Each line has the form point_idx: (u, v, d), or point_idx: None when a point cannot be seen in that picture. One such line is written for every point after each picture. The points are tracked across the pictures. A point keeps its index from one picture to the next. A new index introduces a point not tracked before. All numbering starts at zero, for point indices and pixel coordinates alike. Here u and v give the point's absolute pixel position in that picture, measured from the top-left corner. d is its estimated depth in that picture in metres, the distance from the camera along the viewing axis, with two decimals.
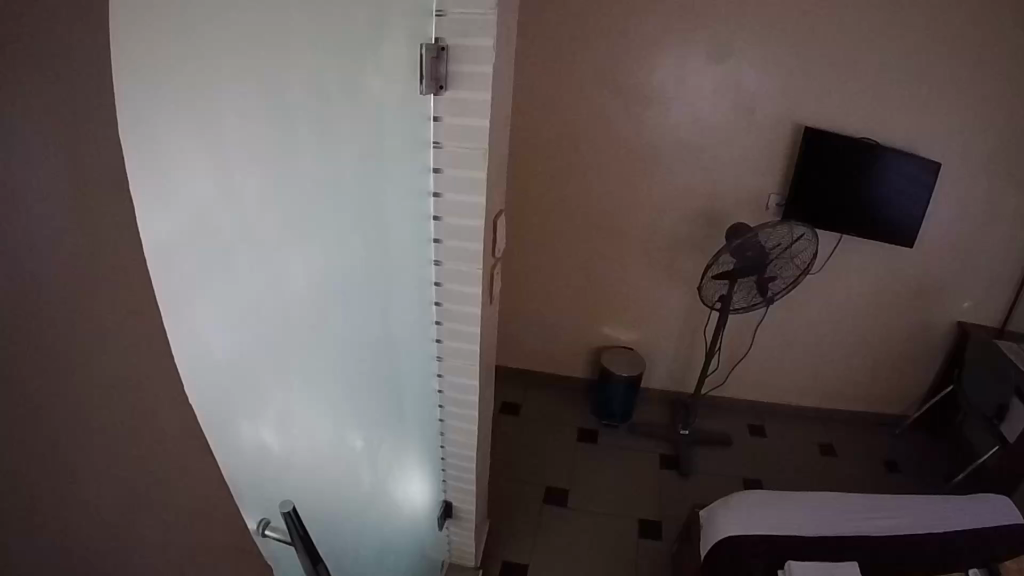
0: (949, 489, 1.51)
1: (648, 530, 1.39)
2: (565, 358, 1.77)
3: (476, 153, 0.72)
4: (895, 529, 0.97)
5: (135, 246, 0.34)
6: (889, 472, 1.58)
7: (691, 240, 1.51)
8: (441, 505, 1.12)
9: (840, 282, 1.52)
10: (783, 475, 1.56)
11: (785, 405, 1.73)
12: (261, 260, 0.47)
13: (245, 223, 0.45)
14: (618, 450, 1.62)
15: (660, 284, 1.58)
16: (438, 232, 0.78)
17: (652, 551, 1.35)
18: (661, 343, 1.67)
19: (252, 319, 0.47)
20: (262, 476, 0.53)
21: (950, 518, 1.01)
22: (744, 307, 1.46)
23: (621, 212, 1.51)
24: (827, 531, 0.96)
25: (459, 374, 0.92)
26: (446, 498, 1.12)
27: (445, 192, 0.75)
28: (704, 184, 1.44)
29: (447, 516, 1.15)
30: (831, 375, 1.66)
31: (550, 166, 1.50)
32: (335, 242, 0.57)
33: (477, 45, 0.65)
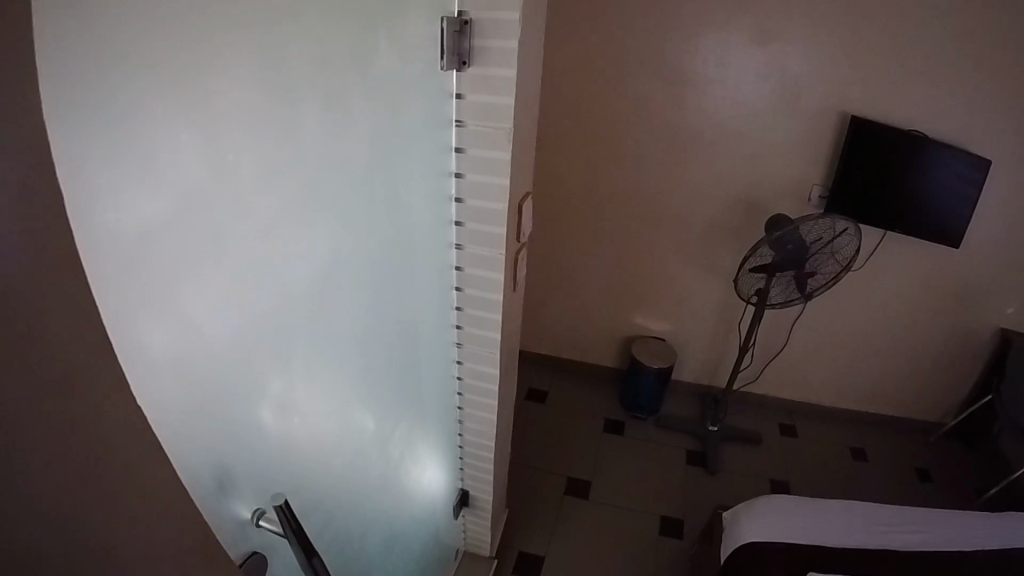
0: (983, 504, 1.45)
1: (669, 527, 1.36)
2: (594, 346, 1.74)
3: (499, 132, 0.68)
4: (924, 545, 0.93)
5: (108, 232, 0.31)
6: (921, 481, 1.52)
7: (727, 231, 1.46)
8: (457, 493, 1.10)
9: (881, 281, 1.46)
10: (812, 478, 1.51)
11: (817, 404, 1.68)
12: (262, 243, 0.45)
13: (245, 203, 0.42)
14: (643, 443, 1.59)
15: (693, 275, 1.54)
16: (460, 214, 0.75)
17: (672, 548, 1.32)
18: (693, 335, 1.63)
19: (252, 304, 0.45)
20: (262, 464, 0.51)
21: (990, 536, 0.96)
22: (781, 302, 1.41)
23: (656, 199, 1.47)
24: (852, 543, 0.92)
25: (480, 362, 0.89)
26: (463, 486, 1.10)
27: (467, 172, 0.72)
28: (743, 173, 1.39)
29: (463, 504, 1.13)
30: (867, 376, 1.61)
31: (584, 148, 1.46)
32: (343, 225, 0.55)
33: (502, 20, 0.62)
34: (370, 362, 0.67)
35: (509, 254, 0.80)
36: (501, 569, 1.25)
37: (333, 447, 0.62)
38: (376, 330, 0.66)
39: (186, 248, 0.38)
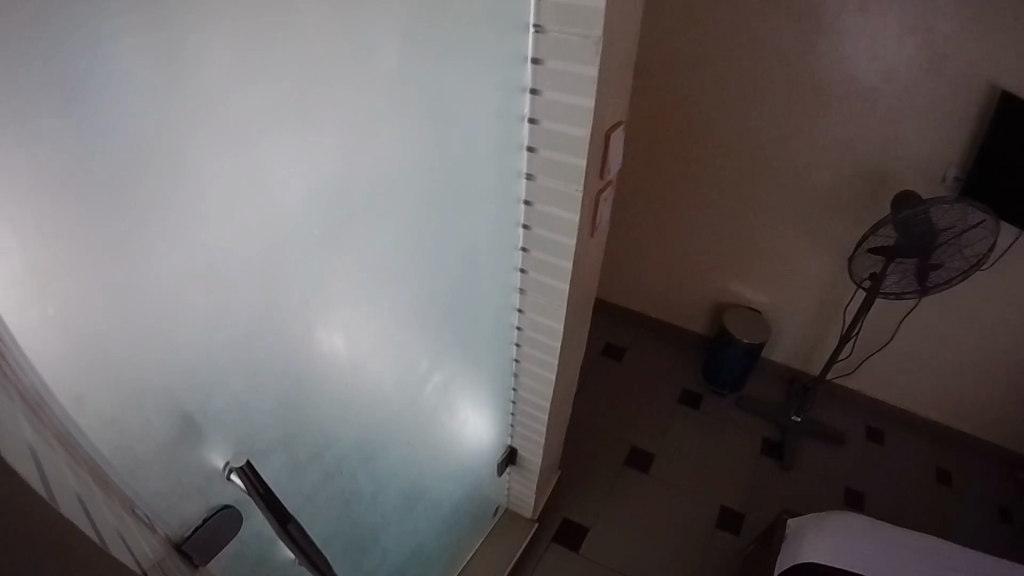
0: None
1: (726, 520, 1.29)
2: (683, 310, 1.61)
3: (587, 42, 0.51)
4: None
5: None
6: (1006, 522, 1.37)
7: (848, 204, 1.29)
8: (504, 451, 1.01)
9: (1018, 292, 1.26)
10: (888, 493, 1.40)
11: (919, 412, 1.50)
12: (240, 155, 0.37)
13: (212, 107, 0.34)
14: (717, 422, 1.47)
15: (802, 248, 1.38)
16: (531, 166, 0.62)
17: (726, 541, 1.26)
18: (792, 313, 1.48)
19: (224, 226, 0.38)
20: (238, 410, 0.44)
21: None
22: (896, 294, 1.25)
23: (772, 157, 1.31)
24: None
25: (545, 316, 0.77)
26: (512, 444, 1.02)
27: (541, 120, 0.58)
28: (876, 141, 1.21)
29: (510, 463, 1.05)
30: (981, 394, 1.41)
31: (700, 91, 1.31)
32: (365, 155, 0.45)
33: None
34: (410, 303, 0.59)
35: (591, 198, 0.65)
36: (541, 535, 1.25)
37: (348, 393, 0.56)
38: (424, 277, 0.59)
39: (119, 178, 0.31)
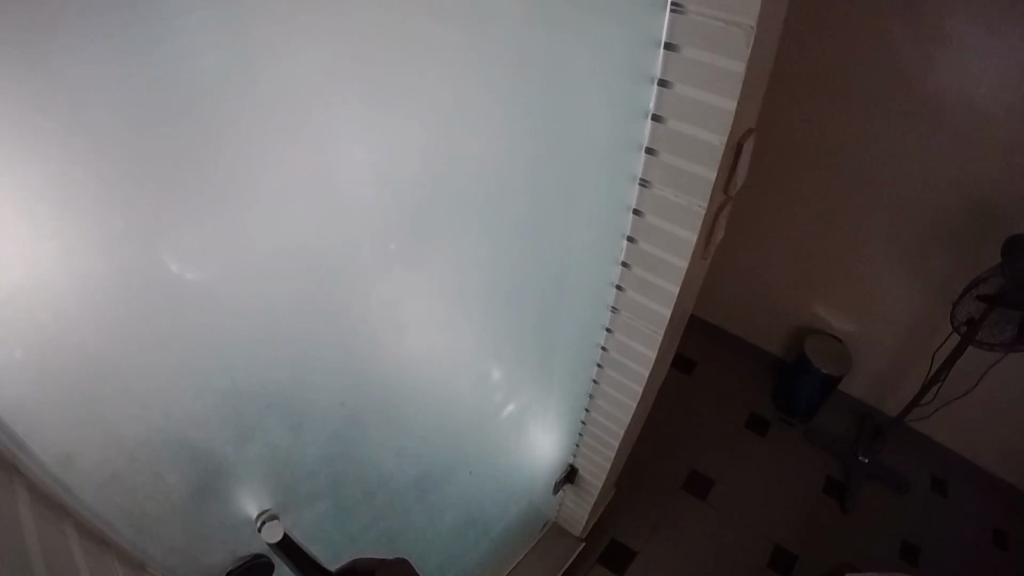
0: None
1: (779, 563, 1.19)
2: (762, 328, 1.50)
3: (736, 30, 0.41)
4: None
5: None
6: None
7: (954, 237, 1.15)
8: (565, 469, 0.93)
9: None
10: (954, 555, 1.28)
11: (1007, 473, 1.35)
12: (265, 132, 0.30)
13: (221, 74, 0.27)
14: (782, 454, 1.37)
15: (897, 279, 1.25)
16: (648, 170, 0.53)
17: None
18: (880, 345, 1.35)
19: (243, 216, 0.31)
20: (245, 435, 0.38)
21: None
22: (992, 346, 1.13)
23: (873, 181, 1.18)
24: None
25: (636, 339, 0.67)
26: (574, 463, 0.94)
27: (669, 119, 0.49)
28: (994, 173, 1.06)
29: (569, 481, 0.96)
30: None
31: (798, 103, 1.18)
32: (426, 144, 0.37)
33: None
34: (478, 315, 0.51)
35: (710, 212, 0.55)
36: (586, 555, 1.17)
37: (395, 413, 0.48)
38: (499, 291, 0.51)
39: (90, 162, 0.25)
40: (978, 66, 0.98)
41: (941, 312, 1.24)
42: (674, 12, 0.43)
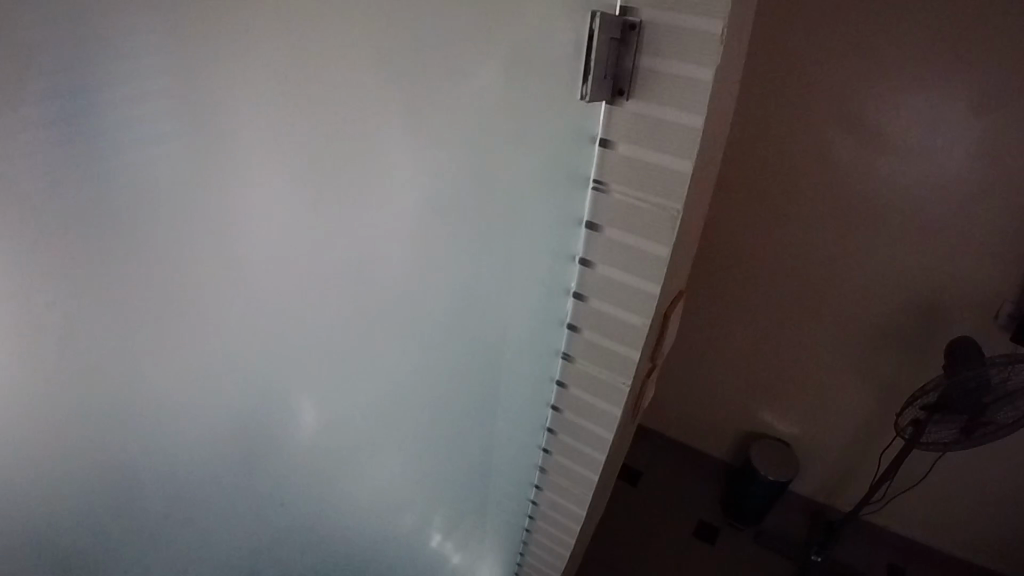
0: None
1: None
2: (707, 430, 1.48)
3: (664, 178, 0.40)
4: None
5: None
6: None
7: (893, 337, 1.15)
8: None
9: None
10: None
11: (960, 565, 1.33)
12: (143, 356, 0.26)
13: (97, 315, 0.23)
14: (734, 560, 1.33)
15: (840, 379, 1.25)
16: (578, 311, 0.52)
17: None
18: (826, 445, 1.34)
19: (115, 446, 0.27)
20: None
21: None
22: (938, 448, 1.12)
23: (812, 284, 1.18)
24: None
25: (571, 484, 0.65)
26: None
27: (598, 262, 0.48)
28: (929, 275, 1.07)
29: None
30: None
31: (736, 212, 1.19)
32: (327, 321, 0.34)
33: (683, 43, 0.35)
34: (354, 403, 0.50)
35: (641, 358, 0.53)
36: None
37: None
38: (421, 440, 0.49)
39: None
40: (908, 172, 1.00)
41: (884, 411, 1.23)
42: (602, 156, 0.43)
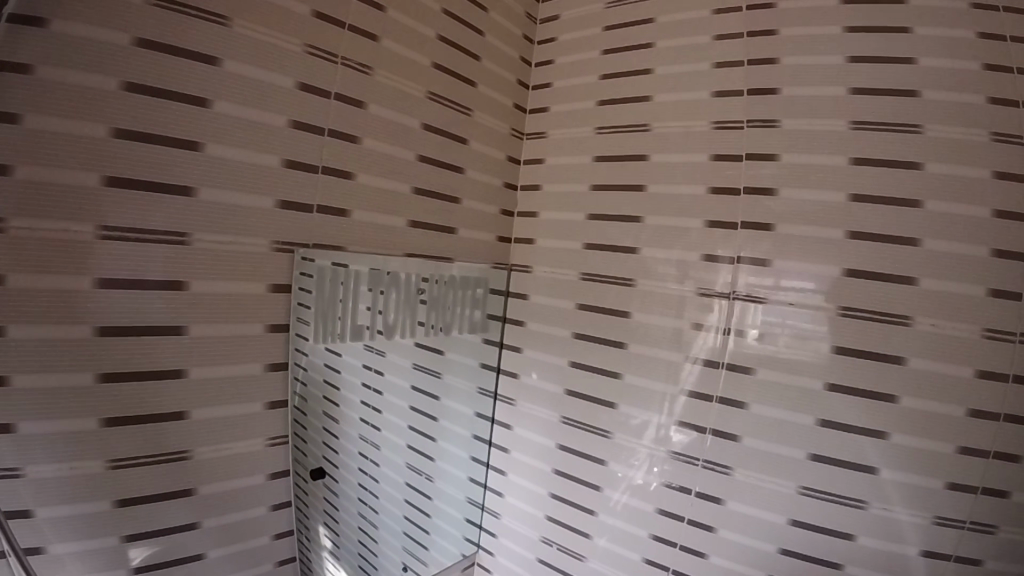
0: (933, 320, 0.73)
1: (763, 505, 0.80)
2: (650, 348, 0.88)
3: (836, 317, 0.77)
4: (869, 464, 0.75)
5: (17, 252, 0.60)
6: (978, 374, 0.72)
7: (791, 169, 0.79)
8: (692, 548, 0.85)
9: (883, 312, 0.75)
10: (770, 429, 0.80)
11: (733, 337, 0.82)
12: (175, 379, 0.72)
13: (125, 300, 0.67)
14: (835, 406, 0.77)
15: (682, 217, 0.86)
16: (735, 358, 0.82)
17: (736, 506, 0.82)
18: (749, 296, 0.81)
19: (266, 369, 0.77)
20: None
21: (795, 405, 0.79)
22: (749, 292, 0.81)
23: (785, 91, 0.80)
24: (825, 497, 0.77)
25: (751, 381, 0.81)
26: (661, 509, 0.87)
27: (744, 325, 0.82)
28: (802, 100, 0.79)
29: (694, 551, 0.85)
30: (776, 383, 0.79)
31: (726, 88, 0.83)
32: None
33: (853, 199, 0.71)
34: (437, 409, 1.03)
35: (759, 320, 0.81)
36: (637, 503, 0.89)
37: (116, 440, 0.68)
38: (375, 414, 0.96)
39: (138, 433, 0.70)
40: (759, 149, 0.81)
41: (865, 71, 0.75)
42: (759, 303, 0.81)
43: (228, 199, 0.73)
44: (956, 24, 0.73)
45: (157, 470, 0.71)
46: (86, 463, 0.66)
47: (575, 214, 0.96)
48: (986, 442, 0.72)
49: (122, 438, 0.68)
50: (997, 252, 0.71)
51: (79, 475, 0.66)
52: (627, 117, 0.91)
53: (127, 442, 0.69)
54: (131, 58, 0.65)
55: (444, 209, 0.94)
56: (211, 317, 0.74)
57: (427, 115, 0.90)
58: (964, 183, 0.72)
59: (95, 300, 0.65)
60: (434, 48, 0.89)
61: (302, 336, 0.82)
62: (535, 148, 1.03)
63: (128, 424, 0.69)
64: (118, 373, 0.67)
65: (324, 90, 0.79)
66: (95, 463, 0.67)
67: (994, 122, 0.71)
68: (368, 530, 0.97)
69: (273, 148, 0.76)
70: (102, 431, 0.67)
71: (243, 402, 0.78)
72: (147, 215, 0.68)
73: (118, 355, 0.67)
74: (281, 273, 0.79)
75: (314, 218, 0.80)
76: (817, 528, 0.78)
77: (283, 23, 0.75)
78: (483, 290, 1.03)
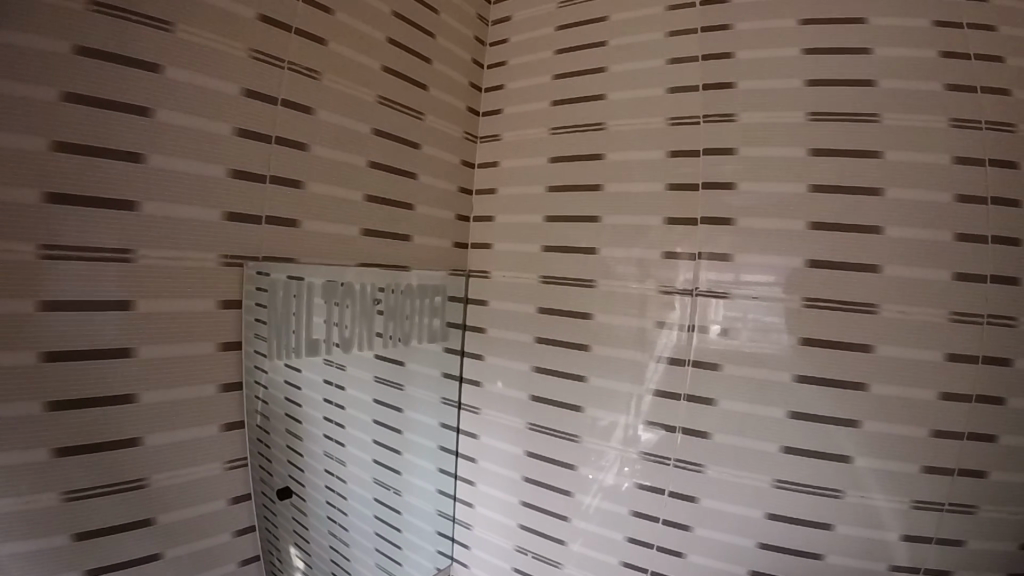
0: (898, 306, 0.74)
1: (740, 500, 0.80)
2: (614, 348, 0.87)
3: (800, 308, 0.77)
4: (842, 451, 0.76)
5: None
6: (949, 355, 0.73)
7: (748, 162, 0.79)
8: (670, 549, 0.84)
9: (847, 300, 0.75)
10: (744, 424, 0.79)
11: (699, 332, 0.81)
12: (126, 405, 0.68)
13: (71, 324, 0.62)
14: (804, 397, 0.77)
15: (642, 214, 0.85)
16: (700, 354, 0.81)
17: (715, 502, 0.81)
18: (712, 291, 0.81)
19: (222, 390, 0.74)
20: None
21: (766, 398, 0.78)
22: (711, 288, 0.81)
23: (741, 85, 0.80)
24: (798, 488, 0.78)
25: (719, 375, 0.80)
26: (635, 511, 0.86)
27: (708, 322, 0.81)
28: (758, 92, 0.79)
29: (674, 552, 0.84)
30: (746, 378, 0.79)
31: (682, 83, 0.83)
32: None
33: None
34: (402, 422, 1.01)
35: (723, 316, 0.80)
36: (611, 506, 0.88)
37: (67, 473, 0.64)
38: (337, 429, 0.93)
39: (90, 465, 0.65)
40: (716, 143, 0.81)
41: (820, 63, 0.76)
42: (722, 298, 0.80)
43: (177, 212, 0.69)
44: (905, 16, 0.74)
45: (110, 503, 0.67)
46: (37, 499, 0.62)
47: (533, 216, 0.95)
48: (958, 424, 0.74)
49: (73, 470, 0.64)
50: (958, 236, 0.73)
51: (29, 512, 0.61)
52: (585, 116, 0.90)
53: (77, 474, 0.64)
54: (70, 66, 0.61)
55: (397, 216, 0.92)
56: (163, 338, 0.70)
57: (378, 120, 0.87)
58: (928, 171, 0.73)
59: (40, 325, 0.60)
60: (383, 50, 0.87)
61: (258, 353, 0.78)
62: (492, 150, 1.02)
63: (79, 456, 0.64)
64: (67, 402, 0.63)
65: (272, 96, 0.76)
66: (49, 496, 0.63)
67: (951, 109, 0.73)
68: (339, 548, 0.95)
69: (219, 156, 0.72)
70: (53, 464, 0.62)
71: (198, 425, 0.74)
72: (92, 232, 0.63)
73: (67, 382, 0.63)
74: (233, 288, 0.75)
75: (263, 230, 0.77)
76: (794, 518, 0.78)
77: (228, 27, 0.72)
78: (442, 297, 1.01)
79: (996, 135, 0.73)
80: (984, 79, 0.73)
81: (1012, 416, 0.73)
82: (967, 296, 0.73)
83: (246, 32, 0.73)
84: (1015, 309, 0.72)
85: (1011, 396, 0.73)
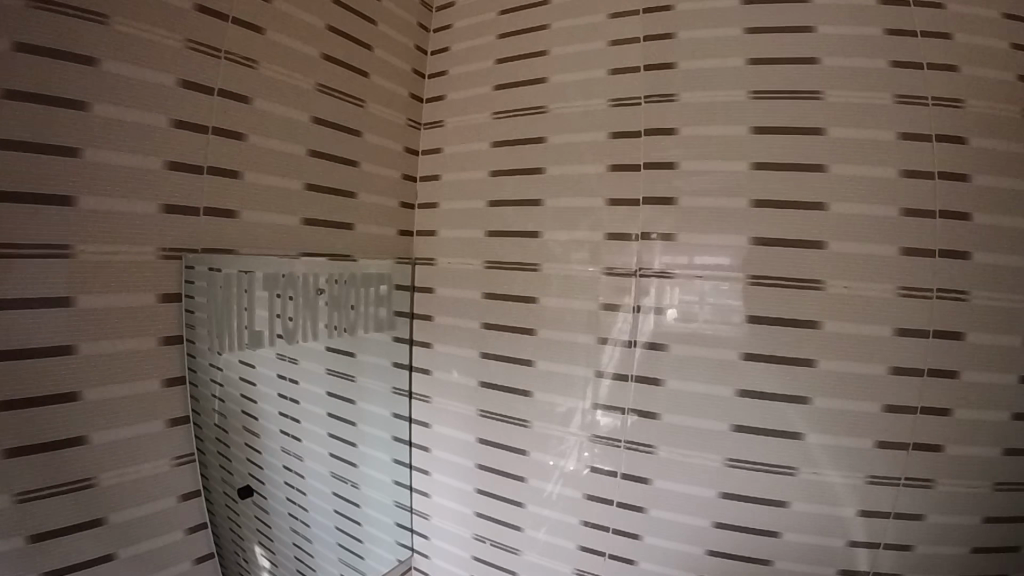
0: (838, 279, 0.74)
1: (696, 481, 0.80)
2: (563, 332, 0.87)
3: (738, 283, 0.77)
4: (791, 427, 0.76)
5: None
6: (900, 330, 0.73)
7: (689, 141, 0.79)
8: (626, 531, 0.84)
9: (786, 275, 0.75)
10: (698, 406, 0.79)
11: (647, 314, 0.81)
12: (72, 403, 0.66)
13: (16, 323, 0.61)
14: (755, 376, 0.77)
15: (587, 198, 0.85)
16: (652, 336, 0.81)
17: (671, 484, 0.81)
18: (658, 272, 0.81)
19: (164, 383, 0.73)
20: None
21: (705, 375, 0.79)
22: (659, 269, 0.81)
23: (682, 64, 0.80)
24: (747, 467, 0.78)
25: (665, 356, 0.80)
26: (586, 493, 0.87)
27: (663, 305, 0.80)
28: (698, 72, 0.79)
29: (630, 534, 0.84)
30: (696, 359, 0.79)
31: (623, 63, 0.83)
32: None
33: None
34: (355, 413, 1.02)
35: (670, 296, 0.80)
36: (567, 491, 0.88)
37: (17, 475, 0.62)
38: (291, 423, 0.93)
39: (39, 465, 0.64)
40: (658, 122, 0.81)
41: (757, 40, 0.76)
42: (667, 278, 0.80)
43: (116, 206, 0.69)
44: None
45: (59, 503, 0.66)
46: None
47: (477, 201, 0.94)
48: (912, 398, 0.74)
49: (23, 471, 0.63)
50: (907, 211, 0.73)
51: None
52: (527, 100, 0.90)
53: (27, 475, 0.63)
54: (10, 62, 0.59)
55: (338, 204, 0.92)
56: (105, 334, 0.69)
57: (317, 108, 0.87)
58: (870, 146, 0.73)
59: None
60: (322, 39, 0.87)
61: (200, 346, 0.78)
62: (435, 137, 1.01)
63: (27, 456, 0.63)
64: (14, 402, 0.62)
65: (207, 86, 0.75)
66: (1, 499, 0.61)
67: (891, 84, 0.73)
68: (303, 544, 0.96)
69: (156, 149, 0.72)
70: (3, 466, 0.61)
71: (144, 421, 0.73)
72: (34, 229, 0.62)
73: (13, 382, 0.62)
74: (171, 281, 0.74)
75: (201, 221, 0.76)
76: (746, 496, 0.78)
77: (162, 18, 0.71)
78: (387, 286, 1.00)
79: (943, 112, 0.73)
80: (930, 55, 0.73)
81: (965, 390, 0.73)
82: (917, 270, 0.72)
83: (180, 22, 0.72)
84: (964, 283, 0.72)
85: (964, 370, 0.73)
